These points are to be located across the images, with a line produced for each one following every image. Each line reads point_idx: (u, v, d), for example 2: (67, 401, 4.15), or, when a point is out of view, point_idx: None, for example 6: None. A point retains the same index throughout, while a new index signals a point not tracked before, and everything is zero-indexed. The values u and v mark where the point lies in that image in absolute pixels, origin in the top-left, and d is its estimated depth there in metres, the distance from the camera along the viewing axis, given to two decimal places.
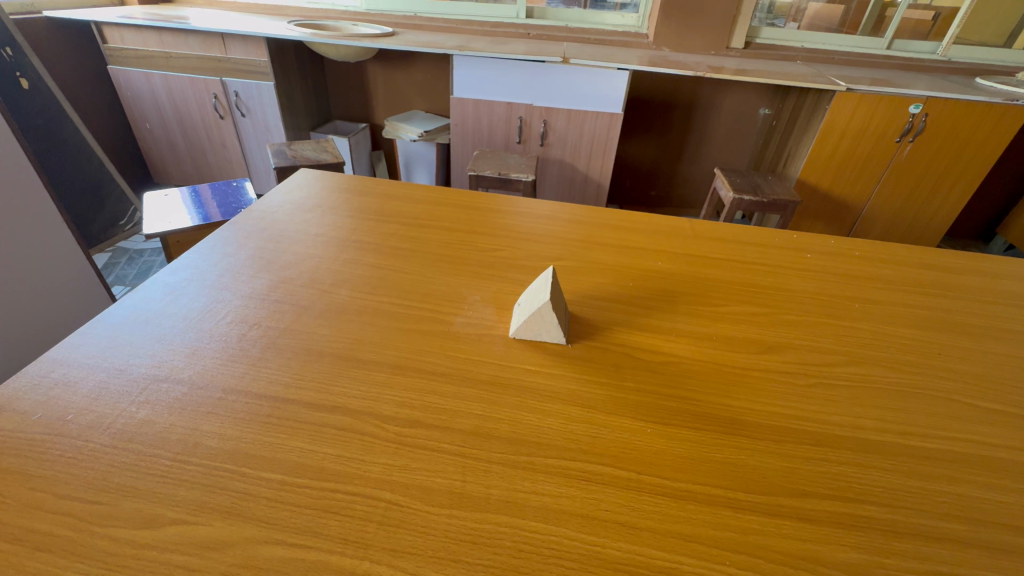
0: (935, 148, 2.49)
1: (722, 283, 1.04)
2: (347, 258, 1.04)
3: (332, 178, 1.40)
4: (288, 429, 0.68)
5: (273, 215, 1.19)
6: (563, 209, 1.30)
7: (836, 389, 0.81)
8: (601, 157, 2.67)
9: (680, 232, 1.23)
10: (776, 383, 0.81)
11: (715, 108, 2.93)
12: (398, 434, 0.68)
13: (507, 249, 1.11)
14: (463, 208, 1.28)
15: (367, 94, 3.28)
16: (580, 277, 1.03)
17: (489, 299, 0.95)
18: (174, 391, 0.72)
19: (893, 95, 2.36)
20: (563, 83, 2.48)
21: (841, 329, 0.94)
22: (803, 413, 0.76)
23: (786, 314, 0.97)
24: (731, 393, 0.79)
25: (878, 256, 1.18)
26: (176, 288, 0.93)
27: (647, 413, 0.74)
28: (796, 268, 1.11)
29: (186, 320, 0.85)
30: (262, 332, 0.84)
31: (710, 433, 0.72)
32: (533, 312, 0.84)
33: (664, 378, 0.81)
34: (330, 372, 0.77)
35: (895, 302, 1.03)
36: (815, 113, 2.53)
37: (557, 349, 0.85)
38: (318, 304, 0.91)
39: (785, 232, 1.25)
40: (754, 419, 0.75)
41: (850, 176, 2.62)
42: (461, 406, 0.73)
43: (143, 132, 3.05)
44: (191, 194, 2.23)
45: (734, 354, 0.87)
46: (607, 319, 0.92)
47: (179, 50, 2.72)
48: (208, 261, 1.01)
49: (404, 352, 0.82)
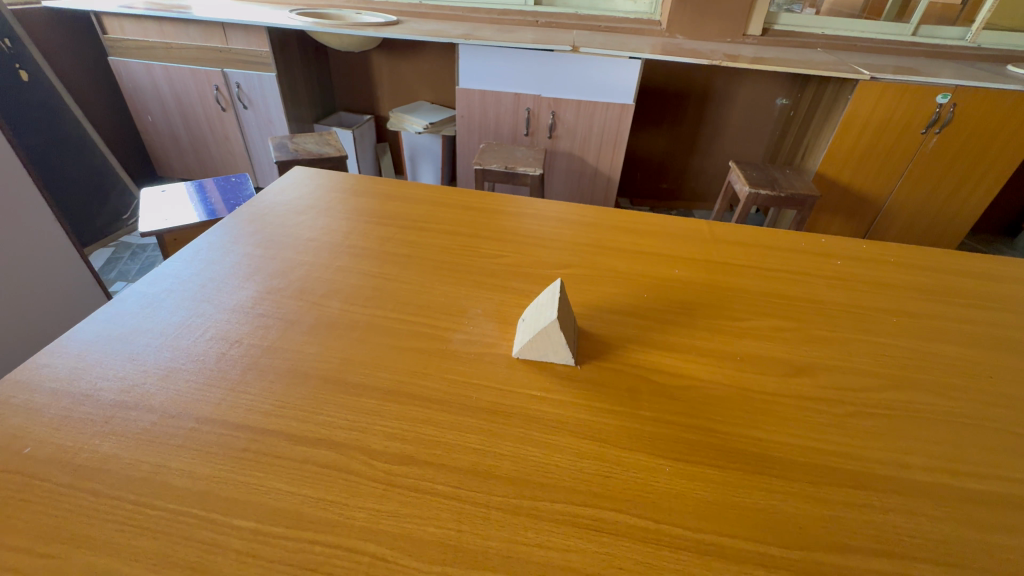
0: (965, 140, 2.35)
1: (745, 293, 0.96)
2: (340, 265, 0.97)
3: (329, 176, 1.32)
4: (264, 467, 0.61)
5: (264, 217, 1.12)
6: (572, 209, 1.22)
7: (877, 419, 0.73)
8: (611, 150, 2.57)
9: (699, 235, 1.14)
10: (810, 411, 0.73)
11: (730, 98, 2.81)
12: (387, 473, 0.61)
13: (513, 255, 1.03)
14: (466, 209, 1.20)
15: (372, 85, 3.19)
16: (591, 287, 0.95)
17: (491, 313, 0.87)
18: (142, 422, 0.65)
19: (920, 84, 2.22)
20: (572, 73, 2.37)
21: (880, 347, 0.85)
22: (841, 448, 0.68)
23: (818, 330, 0.88)
24: (758, 423, 0.71)
25: (915, 262, 1.08)
26: (155, 300, 0.86)
27: (665, 448, 0.66)
28: (827, 276, 1.02)
29: (163, 337, 0.79)
30: (244, 351, 0.77)
31: (736, 472, 0.64)
32: (538, 330, 0.76)
33: (683, 405, 0.73)
34: (315, 399, 0.70)
35: (937, 315, 0.93)
36: (836, 103, 2.40)
37: (566, 371, 0.78)
38: (307, 318, 0.84)
39: (812, 235, 1.15)
40: (786, 455, 0.67)
41: (873, 169, 2.49)
42: (458, 439, 0.66)
43: (146, 125, 2.99)
44: (195, 188, 2.17)
45: (761, 378, 0.78)
46: (620, 336, 0.84)
47: (179, 40, 2.65)
48: (191, 270, 0.94)
49: (396, 374, 0.75)
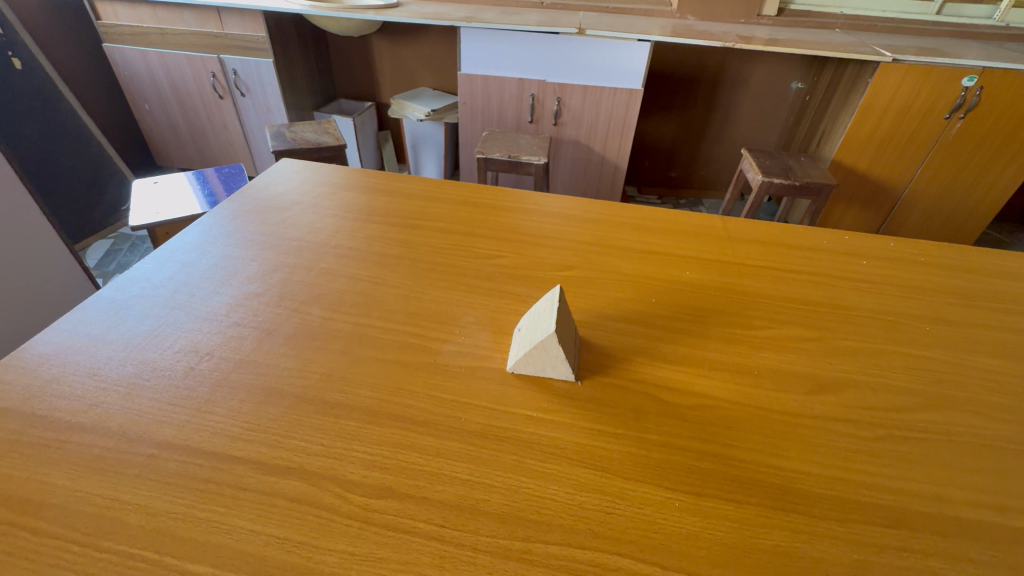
0: (991, 125, 2.22)
1: (762, 298, 0.88)
2: (324, 268, 0.90)
3: (318, 169, 1.25)
4: (227, 502, 0.55)
5: (244, 213, 1.05)
6: (576, 204, 1.14)
7: (912, 445, 0.65)
8: (619, 138, 2.47)
9: (712, 232, 1.05)
10: (836, 435, 0.66)
11: (743, 81, 2.68)
12: (364, 508, 0.55)
13: (511, 255, 0.95)
14: (463, 204, 1.12)
15: (373, 71, 3.09)
16: (595, 292, 0.87)
17: (485, 321, 0.80)
18: (95, 448, 0.60)
19: (945, 66, 2.09)
20: (578, 56, 2.27)
21: (914, 360, 0.77)
22: (872, 479, 0.61)
23: (844, 340, 0.80)
24: (778, 450, 0.64)
25: (946, 262, 0.99)
26: (122, 307, 0.80)
27: (674, 479, 0.60)
28: (852, 278, 0.94)
29: (128, 349, 0.73)
30: (215, 365, 0.71)
31: (755, 508, 0.57)
32: (535, 344, 0.69)
33: (695, 428, 0.66)
34: (288, 421, 0.64)
35: (974, 322, 0.85)
36: (855, 86, 2.27)
37: (566, 388, 0.71)
38: (285, 328, 0.77)
39: (834, 232, 1.06)
40: (811, 487, 0.59)
41: (892, 157, 2.37)
42: (444, 468, 0.59)
43: (143, 113, 2.91)
44: (196, 179, 2.10)
45: (781, 396, 0.71)
46: (625, 347, 0.77)
47: (174, 26, 2.56)
48: (164, 272, 0.87)
49: (379, 392, 0.68)
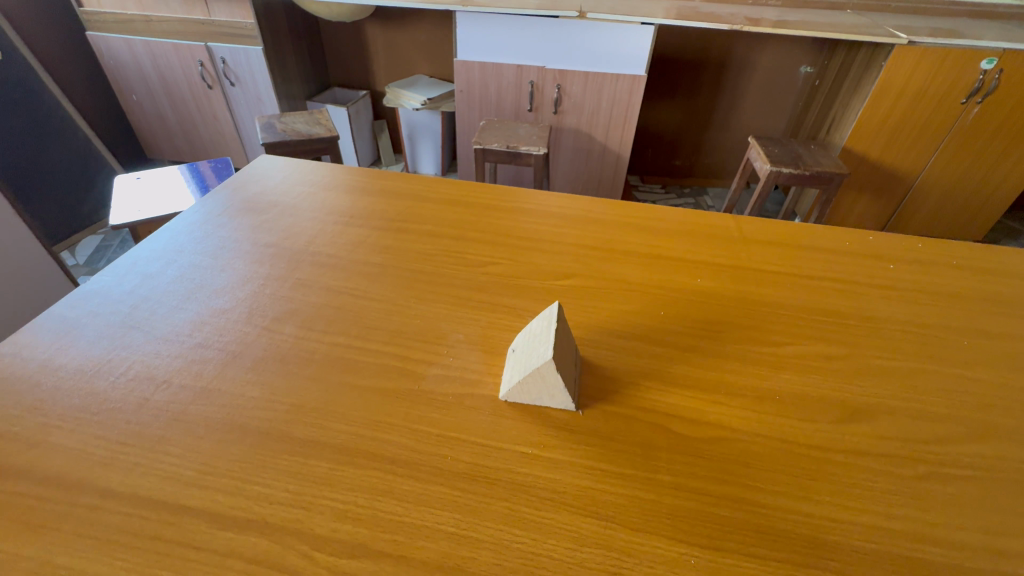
0: (1009, 110, 2.11)
1: (780, 308, 0.80)
2: (300, 279, 0.82)
3: (301, 166, 1.16)
4: (175, 565, 0.48)
5: (216, 217, 0.96)
6: (577, 202, 1.05)
7: (956, 484, 0.58)
8: (622, 126, 2.36)
9: (723, 234, 0.97)
10: (870, 475, 0.58)
11: (751, 66, 2.56)
12: (332, 571, 0.48)
13: (506, 262, 0.87)
14: (454, 205, 1.03)
15: (366, 58, 2.97)
16: (598, 304, 0.79)
17: (475, 339, 0.73)
18: (29, 498, 0.52)
19: (964, 48, 1.98)
20: (578, 41, 2.16)
21: (955, 382, 0.69)
22: (914, 528, 0.53)
23: (874, 358, 0.72)
24: (806, 492, 0.56)
25: (979, 265, 0.91)
26: (74, 326, 0.72)
27: (688, 529, 0.52)
28: (879, 285, 0.85)
29: (75, 376, 0.65)
30: (171, 396, 0.63)
31: (783, 566, 0.50)
32: (528, 373, 0.61)
33: (710, 467, 0.58)
34: (250, 463, 0.56)
35: (1011, 335, 0.77)
36: (868, 69, 2.16)
37: (566, 420, 0.63)
38: (255, 349, 0.70)
39: (856, 232, 0.98)
40: (844, 539, 0.52)
41: (906, 143, 2.25)
42: (425, 520, 0.52)
43: (131, 105, 2.79)
44: (190, 168, 2.04)
45: (807, 426, 0.63)
46: (632, 369, 0.69)
47: (159, 13, 2.47)
48: (124, 285, 0.79)
49: (355, 427, 0.61)
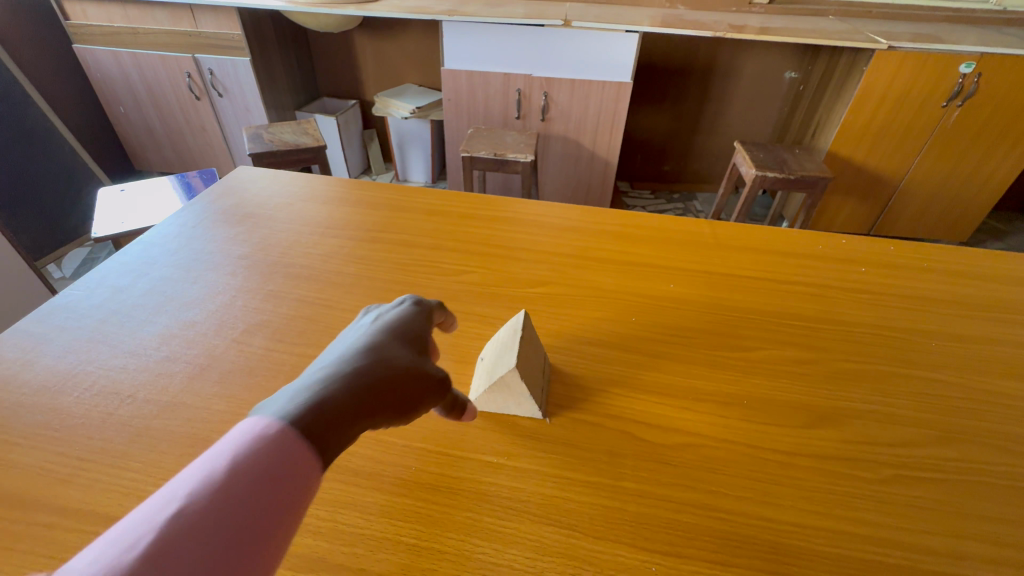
0: (988, 113, 2.14)
1: (752, 313, 0.80)
2: (272, 291, 0.82)
3: (279, 176, 1.16)
4: None
5: (191, 229, 0.96)
6: (554, 210, 1.05)
7: (921, 486, 0.58)
8: (608, 132, 2.38)
9: (698, 239, 0.98)
10: (835, 479, 0.58)
11: (736, 72, 2.59)
12: None
13: (481, 271, 0.88)
14: (431, 214, 1.04)
15: (355, 67, 2.98)
16: (571, 311, 0.80)
17: (446, 349, 0.73)
18: None
19: (942, 53, 2.01)
20: (564, 49, 2.18)
21: (923, 385, 0.70)
22: (877, 531, 0.53)
23: (844, 362, 0.73)
24: (771, 498, 0.56)
25: (950, 268, 0.92)
26: (40, 341, 0.72)
27: (650, 536, 0.52)
28: (851, 288, 0.86)
29: (37, 393, 0.64)
30: (136, 411, 0.62)
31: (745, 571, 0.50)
32: (494, 381, 0.61)
33: (676, 474, 0.58)
34: None
35: (980, 337, 0.78)
36: (850, 75, 2.19)
37: (533, 429, 0.63)
38: (224, 362, 0.69)
39: (830, 236, 0.99)
40: (808, 544, 0.52)
41: (889, 147, 2.28)
42: (387, 532, 0.51)
43: (118, 117, 2.78)
44: (179, 180, 2.04)
45: (775, 431, 0.63)
46: (602, 377, 0.69)
47: (146, 25, 2.46)
48: (93, 299, 0.79)
49: None
